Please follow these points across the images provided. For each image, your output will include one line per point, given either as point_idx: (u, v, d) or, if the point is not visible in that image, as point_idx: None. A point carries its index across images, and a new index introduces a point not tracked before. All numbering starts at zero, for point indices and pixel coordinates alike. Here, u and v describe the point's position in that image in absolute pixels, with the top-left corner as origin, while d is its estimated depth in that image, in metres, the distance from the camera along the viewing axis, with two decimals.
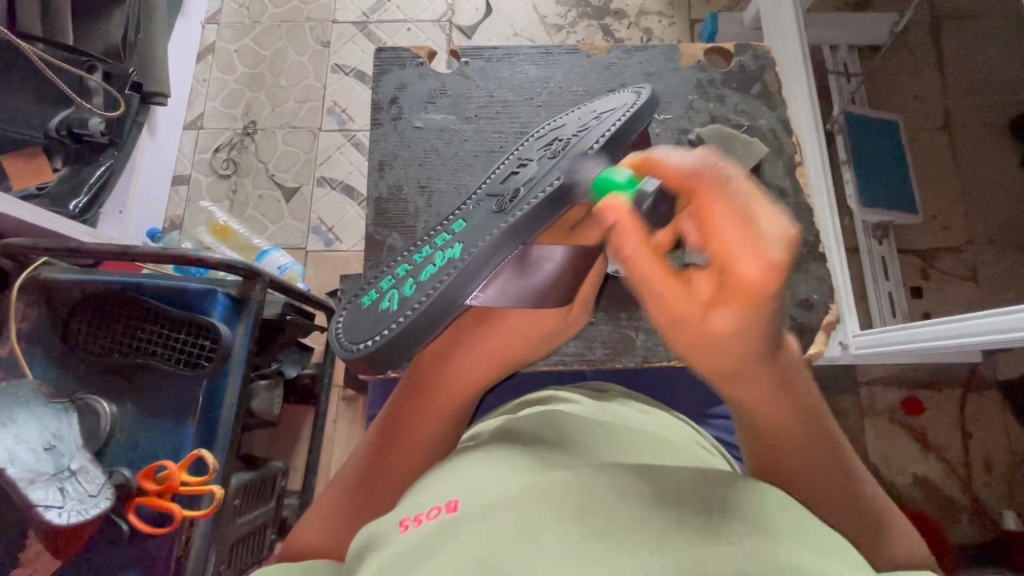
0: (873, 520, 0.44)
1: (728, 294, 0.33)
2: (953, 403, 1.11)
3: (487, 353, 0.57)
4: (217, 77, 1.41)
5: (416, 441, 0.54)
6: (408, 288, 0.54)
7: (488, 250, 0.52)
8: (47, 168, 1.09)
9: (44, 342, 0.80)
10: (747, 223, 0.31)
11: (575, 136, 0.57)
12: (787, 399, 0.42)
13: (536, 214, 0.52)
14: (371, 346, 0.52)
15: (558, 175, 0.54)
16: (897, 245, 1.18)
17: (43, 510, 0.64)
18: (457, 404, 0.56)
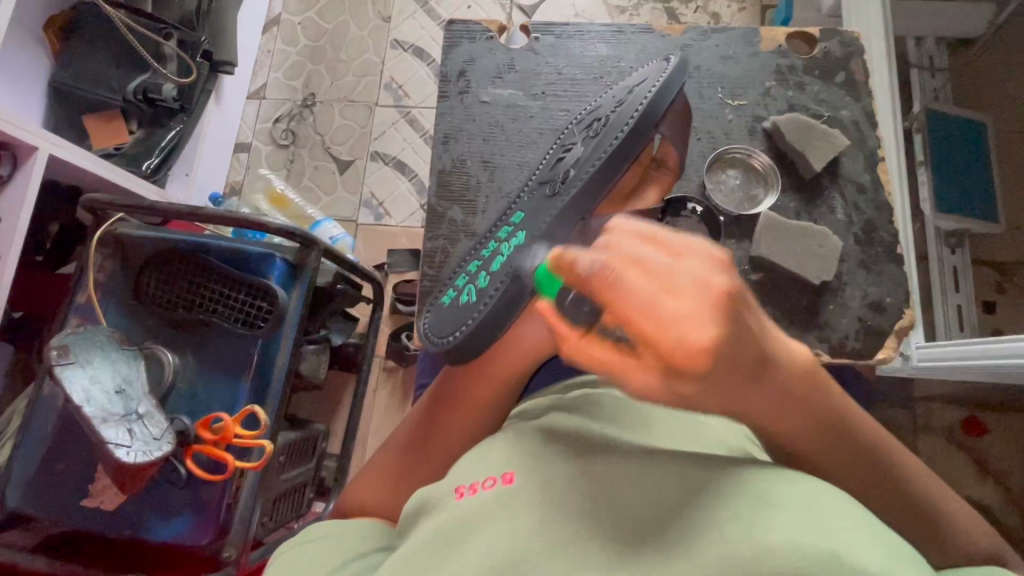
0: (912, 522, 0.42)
1: (673, 361, 0.28)
2: (1018, 426, 1.04)
3: (546, 326, 0.55)
4: (281, 48, 1.45)
5: (472, 405, 0.54)
6: (484, 280, 0.52)
7: (546, 233, 0.51)
8: (123, 129, 1.14)
9: (119, 291, 0.85)
10: (658, 282, 0.29)
11: (614, 112, 0.56)
12: (802, 418, 0.36)
13: (587, 194, 0.52)
14: (456, 339, 0.51)
15: (602, 151, 0.53)
16: (972, 255, 1.10)
17: (114, 447, 0.68)
18: (514, 378, 0.56)
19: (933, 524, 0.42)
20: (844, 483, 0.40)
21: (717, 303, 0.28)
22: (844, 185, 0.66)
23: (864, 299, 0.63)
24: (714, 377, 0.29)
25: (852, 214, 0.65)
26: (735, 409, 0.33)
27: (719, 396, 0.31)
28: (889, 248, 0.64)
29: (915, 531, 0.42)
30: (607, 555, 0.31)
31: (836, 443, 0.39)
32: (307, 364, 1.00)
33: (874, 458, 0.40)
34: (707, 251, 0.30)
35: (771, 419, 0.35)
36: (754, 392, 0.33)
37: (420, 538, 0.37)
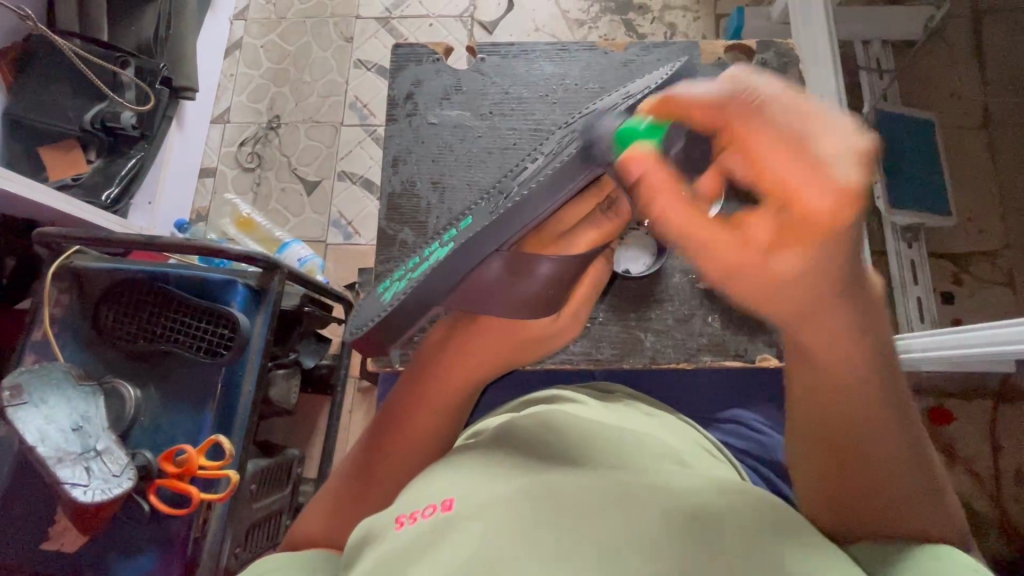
0: (916, 501, 0.42)
1: (795, 231, 0.30)
2: (982, 413, 1.07)
3: (474, 361, 0.55)
4: (244, 72, 1.44)
5: (414, 430, 0.54)
6: (399, 285, 0.53)
7: (461, 248, 0.47)
8: (81, 160, 1.13)
9: (74, 327, 0.83)
10: (807, 153, 0.29)
11: (572, 136, 0.48)
12: (865, 355, 0.37)
13: (518, 206, 0.46)
14: (368, 327, 0.53)
15: (549, 166, 0.47)
16: (928, 249, 1.14)
17: (70, 487, 0.67)
18: (444, 408, 0.55)
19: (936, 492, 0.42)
20: (885, 437, 0.41)
21: (853, 195, 0.28)
22: None
23: None
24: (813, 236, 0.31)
25: None
26: (811, 316, 0.34)
27: (798, 297, 0.32)
28: None
29: (914, 505, 0.42)
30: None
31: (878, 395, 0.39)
32: (275, 389, 0.99)
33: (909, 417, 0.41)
34: (842, 129, 0.30)
35: (836, 344, 0.36)
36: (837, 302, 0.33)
37: (362, 571, 0.36)
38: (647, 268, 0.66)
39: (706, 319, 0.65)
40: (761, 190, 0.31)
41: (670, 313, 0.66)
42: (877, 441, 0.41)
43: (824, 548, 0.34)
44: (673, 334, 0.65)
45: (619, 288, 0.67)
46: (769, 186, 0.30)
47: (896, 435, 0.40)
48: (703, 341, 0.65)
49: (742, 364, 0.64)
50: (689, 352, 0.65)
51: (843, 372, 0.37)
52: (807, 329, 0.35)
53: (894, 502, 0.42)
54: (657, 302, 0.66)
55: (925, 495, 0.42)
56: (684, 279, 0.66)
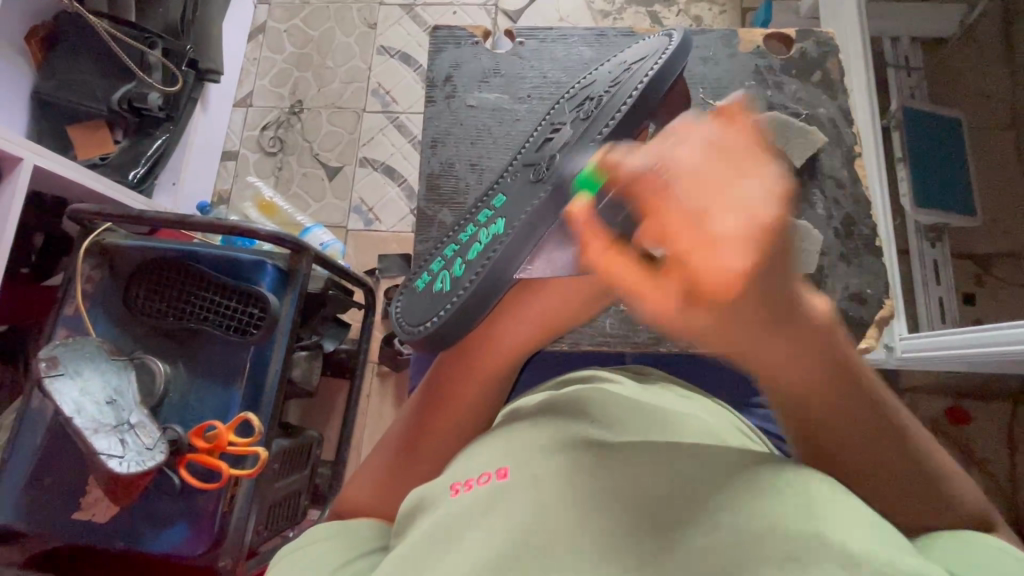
0: (915, 492, 0.41)
1: (697, 296, 0.29)
2: (1002, 414, 1.07)
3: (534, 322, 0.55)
4: (268, 56, 1.45)
5: (459, 402, 0.56)
6: (457, 270, 0.52)
7: (532, 222, 0.50)
8: (108, 139, 1.14)
9: (108, 302, 0.84)
10: (703, 227, 0.29)
11: (608, 93, 0.54)
12: (812, 365, 0.34)
13: (571, 179, 0.50)
14: (434, 325, 0.51)
15: (590, 138, 0.52)
16: (952, 248, 1.13)
17: (106, 458, 0.68)
18: (490, 372, 0.56)
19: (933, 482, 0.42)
20: (856, 444, 0.40)
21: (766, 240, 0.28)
22: (824, 181, 0.67)
23: (846, 291, 0.65)
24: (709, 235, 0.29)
25: (832, 209, 0.67)
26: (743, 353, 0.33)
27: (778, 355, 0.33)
28: (868, 242, 0.66)
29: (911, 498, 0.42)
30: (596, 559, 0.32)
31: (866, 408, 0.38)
32: (298, 370, 0.99)
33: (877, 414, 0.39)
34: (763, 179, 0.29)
35: (792, 371, 0.34)
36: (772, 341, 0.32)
37: (414, 537, 0.37)
38: None
39: None
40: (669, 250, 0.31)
41: None
42: (856, 428, 0.39)
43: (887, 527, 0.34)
44: None
45: None
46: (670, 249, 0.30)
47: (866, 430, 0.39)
48: None
49: None
50: None
51: (803, 393, 0.36)
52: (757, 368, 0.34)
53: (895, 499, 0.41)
54: None
55: (919, 489, 0.42)
56: None
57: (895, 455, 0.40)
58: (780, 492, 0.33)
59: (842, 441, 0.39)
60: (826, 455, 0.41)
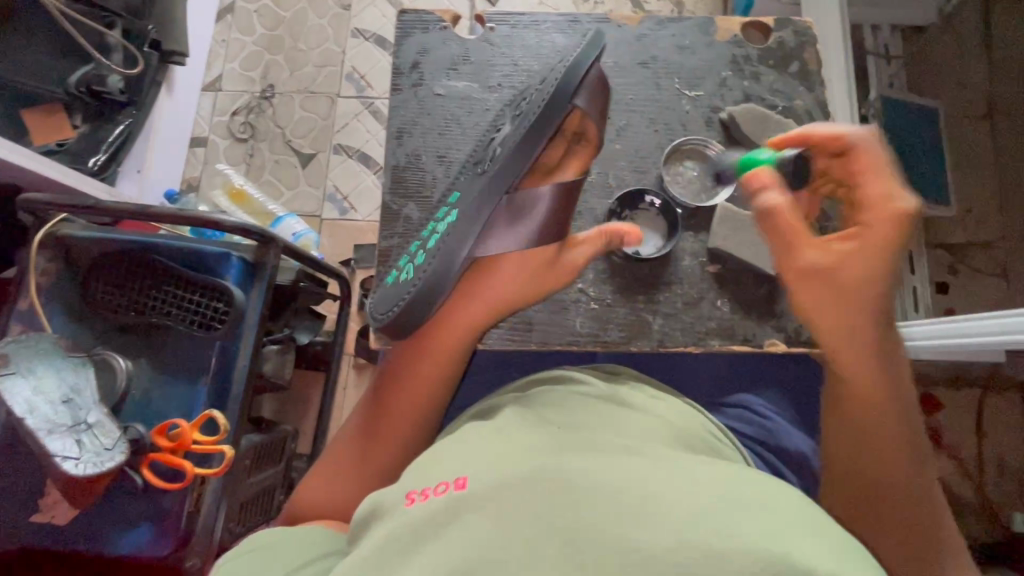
0: (919, 520, 0.51)
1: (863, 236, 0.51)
2: (971, 402, 1.09)
3: (485, 300, 0.57)
4: (236, 38, 1.39)
5: (419, 383, 0.56)
6: (419, 260, 0.56)
7: (474, 207, 0.55)
8: (66, 125, 1.08)
9: (64, 297, 0.80)
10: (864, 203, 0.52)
11: (539, 92, 0.58)
12: (870, 367, 0.51)
13: (509, 167, 0.55)
14: (394, 314, 0.55)
15: (522, 127, 0.56)
16: (927, 238, 1.14)
17: (61, 460, 0.65)
18: (444, 351, 0.56)
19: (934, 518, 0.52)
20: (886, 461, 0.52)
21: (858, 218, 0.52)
22: None
23: None
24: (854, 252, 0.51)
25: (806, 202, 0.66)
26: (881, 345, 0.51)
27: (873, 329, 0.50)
28: None
29: (916, 525, 0.51)
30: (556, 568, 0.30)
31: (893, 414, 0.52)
32: (269, 365, 0.97)
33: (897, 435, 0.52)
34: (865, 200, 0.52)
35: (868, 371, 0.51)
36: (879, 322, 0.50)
37: (368, 550, 0.36)
38: (659, 250, 0.65)
39: (715, 303, 0.65)
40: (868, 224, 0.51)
41: (679, 297, 0.65)
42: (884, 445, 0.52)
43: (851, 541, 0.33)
44: (682, 317, 0.65)
45: (627, 268, 0.65)
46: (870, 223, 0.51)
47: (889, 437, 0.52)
48: (711, 325, 0.64)
49: (749, 349, 0.64)
50: (697, 336, 0.64)
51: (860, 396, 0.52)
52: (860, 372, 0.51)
53: (908, 522, 0.51)
54: (666, 285, 0.65)
55: (924, 520, 0.51)
56: (695, 262, 0.65)
57: (908, 470, 0.52)
58: (741, 506, 0.32)
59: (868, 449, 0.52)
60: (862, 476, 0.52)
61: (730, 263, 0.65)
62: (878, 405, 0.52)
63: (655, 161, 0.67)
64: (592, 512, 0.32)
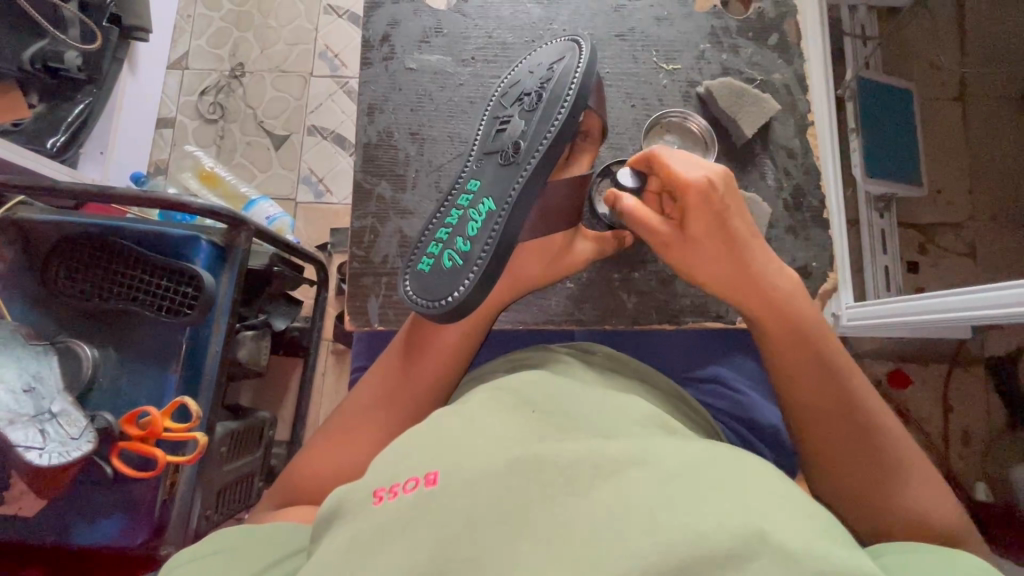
0: (871, 462, 0.50)
1: (688, 207, 0.57)
2: (937, 377, 1.13)
3: (511, 279, 0.60)
4: (202, 13, 1.34)
5: (436, 359, 0.57)
6: (460, 247, 0.56)
7: (522, 199, 0.55)
8: (21, 103, 1.04)
9: (22, 284, 0.77)
10: (672, 167, 0.57)
11: (539, 86, 0.59)
12: (761, 309, 0.55)
13: (545, 163, 0.56)
14: (454, 301, 0.55)
15: (547, 126, 0.56)
16: (899, 219, 1.16)
17: (24, 451, 0.63)
18: (462, 339, 0.58)
19: (896, 467, 0.50)
20: (818, 407, 0.53)
21: (686, 182, 0.56)
22: (775, 150, 0.67)
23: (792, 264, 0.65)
24: (698, 214, 0.57)
25: (782, 178, 0.66)
26: (762, 290, 0.55)
27: (741, 274, 0.56)
28: (816, 213, 0.66)
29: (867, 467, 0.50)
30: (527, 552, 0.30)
31: (810, 360, 0.53)
32: (244, 351, 0.95)
33: (830, 380, 0.53)
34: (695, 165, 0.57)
35: (763, 313, 0.55)
36: (742, 268, 0.56)
37: (333, 549, 0.35)
38: None
39: (689, 282, 0.65)
40: (686, 192, 0.56)
41: (655, 274, 0.65)
42: (808, 391, 0.53)
43: (821, 513, 0.34)
44: (657, 296, 0.65)
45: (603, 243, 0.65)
46: (687, 189, 0.56)
47: (810, 386, 0.53)
48: (686, 303, 0.64)
49: (722, 326, 0.64)
50: (670, 314, 0.64)
51: (769, 337, 0.55)
52: (754, 315, 0.56)
53: (852, 463, 0.51)
54: (641, 263, 0.65)
55: (879, 463, 0.50)
56: None
57: (841, 415, 0.52)
58: (713, 489, 0.32)
59: (795, 395, 0.54)
60: (801, 420, 0.54)
61: None
62: (784, 347, 0.54)
63: (632, 138, 0.67)
64: (564, 506, 0.32)
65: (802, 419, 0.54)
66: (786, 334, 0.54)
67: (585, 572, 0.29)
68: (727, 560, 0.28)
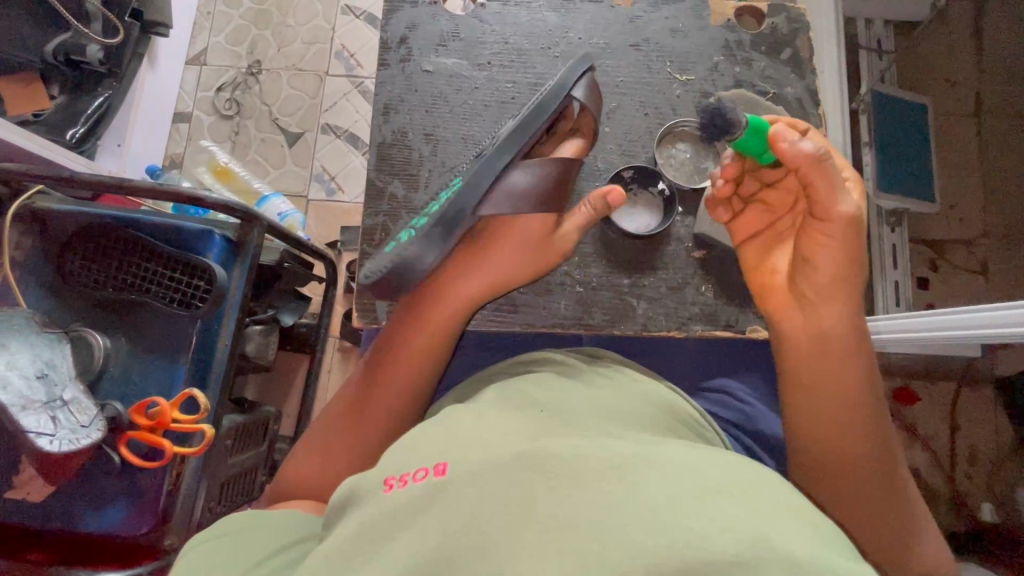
0: (888, 512, 0.53)
1: (828, 227, 0.51)
2: (945, 395, 1.12)
3: (479, 278, 0.58)
4: (222, 11, 1.35)
5: (407, 358, 0.57)
6: (406, 236, 0.56)
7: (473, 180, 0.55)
8: (43, 95, 1.06)
9: (38, 271, 0.79)
10: (828, 185, 0.50)
11: (540, 97, 0.60)
12: (837, 363, 0.52)
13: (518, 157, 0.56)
14: (390, 272, 0.54)
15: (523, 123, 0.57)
16: (910, 234, 1.16)
17: (35, 437, 0.63)
18: (430, 340, 0.57)
19: (902, 514, 0.54)
20: (861, 462, 0.52)
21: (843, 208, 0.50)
22: None
23: None
24: (832, 240, 0.51)
25: None
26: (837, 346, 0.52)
27: (834, 321, 0.51)
28: None
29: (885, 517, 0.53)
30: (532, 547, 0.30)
31: (866, 416, 0.52)
32: (252, 346, 0.96)
33: (875, 437, 0.53)
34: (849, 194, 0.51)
35: (836, 367, 0.52)
36: (834, 315, 0.52)
37: (343, 535, 0.36)
38: (648, 229, 0.65)
39: (700, 289, 0.65)
40: (831, 214, 0.50)
41: (665, 281, 0.65)
42: (857, 448, 0.52)
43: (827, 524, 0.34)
44: (666, 302, 0.65)
45: (614, 248, 0.65)
46: (835, 209, 0.50)
47: (862, 441, 0.52)
48: (695, 311, 0.65)
49: (732, 334, 0.64)
50: (679, 321, 0.64)
51: (832, 390, 0.52)
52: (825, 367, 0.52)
53: (874, 512, 0.53)
54: (652, 269, 0.65)
55: (893, 512, 0.53)
56: (681, 247, 0.65)
57: (876, 469, 0.53)
58: (719, 495, 0.32)
59: (845, 448, 0.52)
60: (835, 472, 0.53)
61: (715, 249, 0.65)
62: (846, 401, 0.52)
63: (645, 145, 0.67)
64: (569, 504, 0.32)
65: (837, 470, 0.53)
66: (851, 390, 0.52)
67: (589, 571, 0.29)
68: (736, 563, 0.28)
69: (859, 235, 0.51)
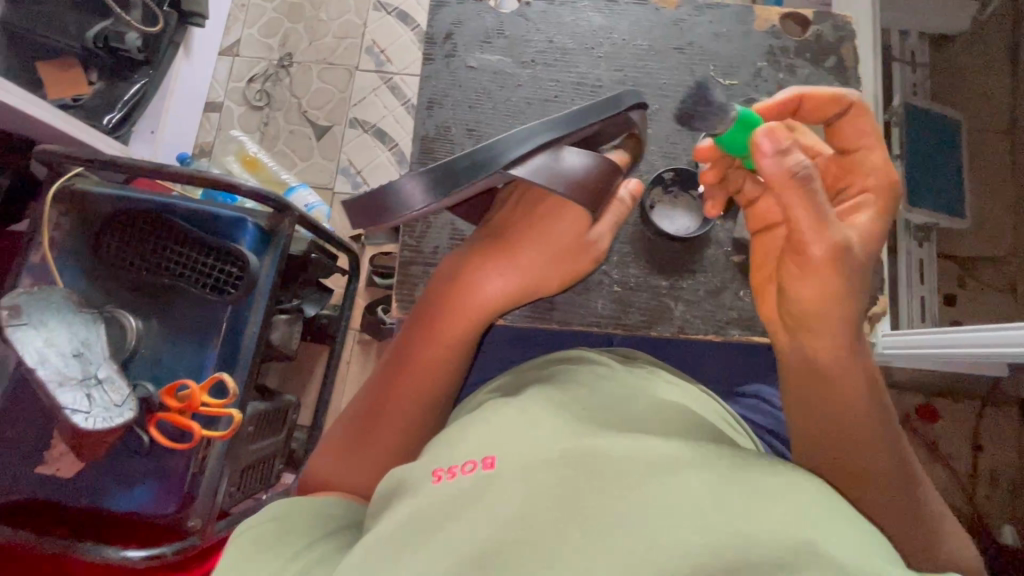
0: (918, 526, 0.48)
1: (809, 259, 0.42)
2: (967, 414, 1.10)
3: (509, 280, 0.55)
4: (257, 3, 1.37)
5: (429, 364, 0.55)
6: None
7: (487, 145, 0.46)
8: (82, 80, 1.08)
9: (76, 252, 0.80)
10: (812, 209, 0.41)
11: None
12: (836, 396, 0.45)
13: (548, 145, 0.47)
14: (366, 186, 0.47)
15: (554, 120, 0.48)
16: (939, 249, 1.14)
17: (71, 413, 0.66)
18: (457, 345, 0.55)
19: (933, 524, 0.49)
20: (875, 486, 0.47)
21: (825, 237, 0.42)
22: None
23: None
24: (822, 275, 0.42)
25: None
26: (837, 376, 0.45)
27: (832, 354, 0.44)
28: None
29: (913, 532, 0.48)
30: (584, 542, 0.31)
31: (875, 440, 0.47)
32: (278, 334, 0.97)
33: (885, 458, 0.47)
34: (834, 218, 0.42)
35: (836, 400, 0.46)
36: (830, 348, 0.44)
37: (394, 523, 0.36)
38: (687, 231, 0.65)
39: (738, 294, 0.65)
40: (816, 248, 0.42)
41: (703, 284, 0.65)
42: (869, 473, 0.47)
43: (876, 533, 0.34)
44: (703, 306, 0.65)
45: (652, 250, 0.65)
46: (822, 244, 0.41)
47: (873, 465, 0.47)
48: (732, 315, 0.64)
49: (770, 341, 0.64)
50: (717, 325, 0.64)
51: (834, 422, 0.46)
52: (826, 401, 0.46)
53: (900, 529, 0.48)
54: (690, 272, 0.65)
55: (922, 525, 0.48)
56: (721, 251, 0.65)
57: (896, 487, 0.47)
58: (770, 497, 0.32)
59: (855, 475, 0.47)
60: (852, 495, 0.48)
61: None
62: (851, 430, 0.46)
63: (686, 148, 0.67)
64: (620, 500, 0.32)
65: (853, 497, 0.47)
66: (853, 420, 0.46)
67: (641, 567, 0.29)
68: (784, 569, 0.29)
69: (851, 266, 0.42)
